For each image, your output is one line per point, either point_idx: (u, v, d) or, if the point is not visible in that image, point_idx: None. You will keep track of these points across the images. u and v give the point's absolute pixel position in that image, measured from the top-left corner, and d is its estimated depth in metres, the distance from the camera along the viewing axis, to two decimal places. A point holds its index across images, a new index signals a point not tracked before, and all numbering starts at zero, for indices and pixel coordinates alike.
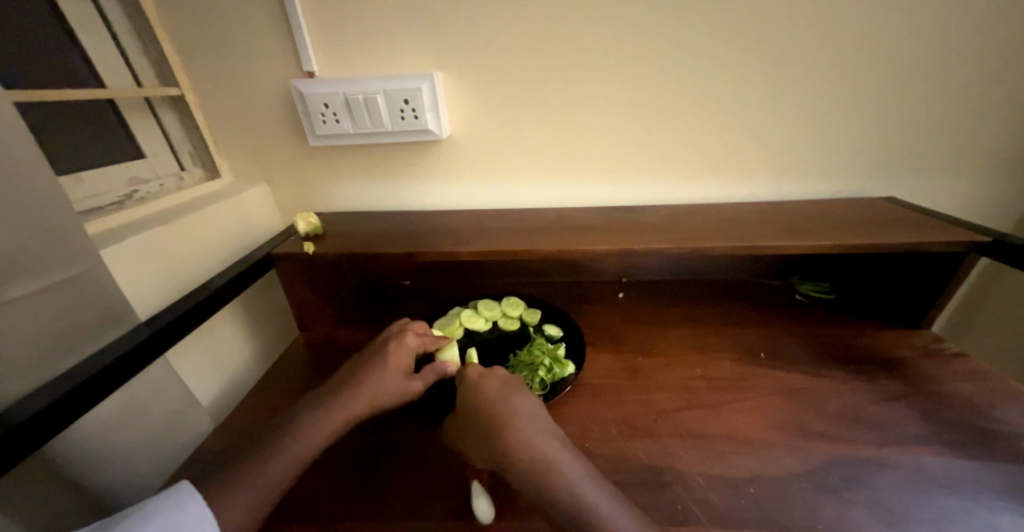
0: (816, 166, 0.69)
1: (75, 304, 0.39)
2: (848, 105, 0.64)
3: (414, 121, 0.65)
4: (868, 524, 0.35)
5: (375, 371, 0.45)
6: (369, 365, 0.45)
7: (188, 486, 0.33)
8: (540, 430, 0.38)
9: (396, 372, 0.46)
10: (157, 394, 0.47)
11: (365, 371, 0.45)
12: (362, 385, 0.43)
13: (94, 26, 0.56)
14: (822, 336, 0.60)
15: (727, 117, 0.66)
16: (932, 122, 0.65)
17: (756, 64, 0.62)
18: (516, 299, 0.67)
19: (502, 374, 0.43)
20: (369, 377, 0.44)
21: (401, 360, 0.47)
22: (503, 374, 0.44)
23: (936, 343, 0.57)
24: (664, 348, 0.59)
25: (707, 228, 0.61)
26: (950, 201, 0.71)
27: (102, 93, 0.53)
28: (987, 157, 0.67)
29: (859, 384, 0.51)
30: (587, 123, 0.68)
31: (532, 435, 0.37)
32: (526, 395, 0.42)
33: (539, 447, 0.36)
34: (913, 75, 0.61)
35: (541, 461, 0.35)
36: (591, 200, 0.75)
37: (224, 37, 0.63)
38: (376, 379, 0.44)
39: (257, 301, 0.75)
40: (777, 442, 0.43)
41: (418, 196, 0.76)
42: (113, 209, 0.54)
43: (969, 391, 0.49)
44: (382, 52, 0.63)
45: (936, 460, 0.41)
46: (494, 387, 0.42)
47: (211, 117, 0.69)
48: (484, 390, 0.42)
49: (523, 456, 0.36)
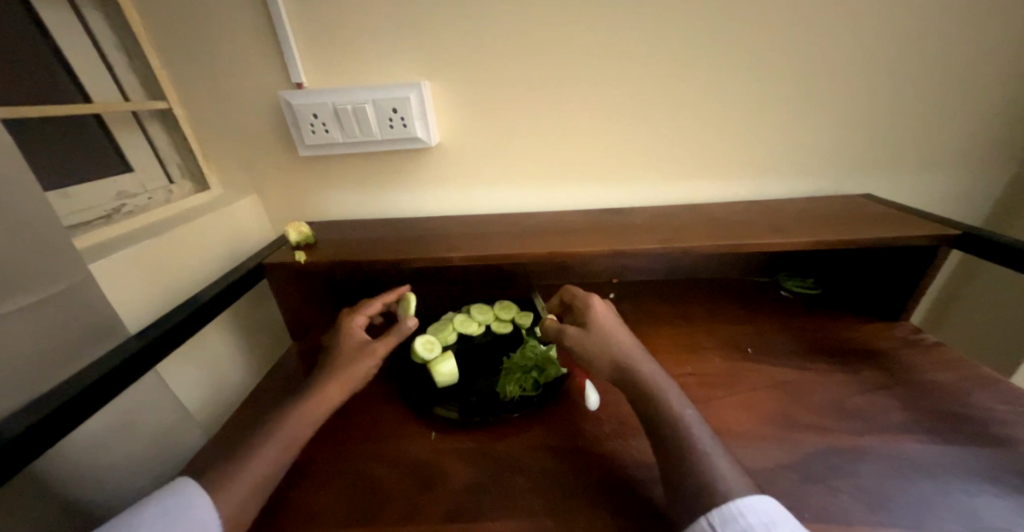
0: (796, 165, 0.71)
1: (68, 318, 0.39)
2: (824, 105, 0.66)
3: (403, 129, 0.66)
4: (853, 510, 0.36)
5: (341, 352, 0.48)
6: (334, 350, 0.49)
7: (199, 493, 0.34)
8: (648, 365, 0.43)
9: (357, 346, 0.49)
10: (150, 407, 0.47)
11: (334, 356, 0.48)
12: (337, 370, 0.46)
13: (80, 42, 0.56)
14: (807, 330, 0.61)
15: (708, 119, 0.68)
16: (903, 120, 0.67)
17: (735, 68, 0.64)
18: (508, 303, 0.68)
19: (615, 317, 0.48)
20: (339, 358, 0.48)
21: (355, 333, 0.51)
22: (615, 317, 0.49)
23: (916, 333, 0.59)
24: (655, 347, 0.60)
25: (692, 228, 0.63)
26: (922, 197, 0.74)
27: (90, 108, 0.53)
28: (956, 154, 0.70)
29: (843, 376, 0.52)
30: (574, 128, 0.69)
31: (647, 368, 0.43)
32: (630, 336, 0.47)
33: (651, 378, 0.42)
34: (883, 76, 0.64)
35: (658, 387, 0.41)
36: (580, 203, 0.76)
37: (212, 51, 0.63)
38: (344, 358, 0.48)
39: (249, 312, 0.75)
40: (765, 435, 0.45)
41: (407, 203, 0.77)
42: (101, 223, 0.54)
43: (948, 379, 0.51)
44: (369, 62, 0.64)
45: (916, 447, 0.42)
46: (608, 325, 0.47)
47: (199, 129, 0.69)
48: (604, 327, 0.47)
49: (644, 381, 0.41)
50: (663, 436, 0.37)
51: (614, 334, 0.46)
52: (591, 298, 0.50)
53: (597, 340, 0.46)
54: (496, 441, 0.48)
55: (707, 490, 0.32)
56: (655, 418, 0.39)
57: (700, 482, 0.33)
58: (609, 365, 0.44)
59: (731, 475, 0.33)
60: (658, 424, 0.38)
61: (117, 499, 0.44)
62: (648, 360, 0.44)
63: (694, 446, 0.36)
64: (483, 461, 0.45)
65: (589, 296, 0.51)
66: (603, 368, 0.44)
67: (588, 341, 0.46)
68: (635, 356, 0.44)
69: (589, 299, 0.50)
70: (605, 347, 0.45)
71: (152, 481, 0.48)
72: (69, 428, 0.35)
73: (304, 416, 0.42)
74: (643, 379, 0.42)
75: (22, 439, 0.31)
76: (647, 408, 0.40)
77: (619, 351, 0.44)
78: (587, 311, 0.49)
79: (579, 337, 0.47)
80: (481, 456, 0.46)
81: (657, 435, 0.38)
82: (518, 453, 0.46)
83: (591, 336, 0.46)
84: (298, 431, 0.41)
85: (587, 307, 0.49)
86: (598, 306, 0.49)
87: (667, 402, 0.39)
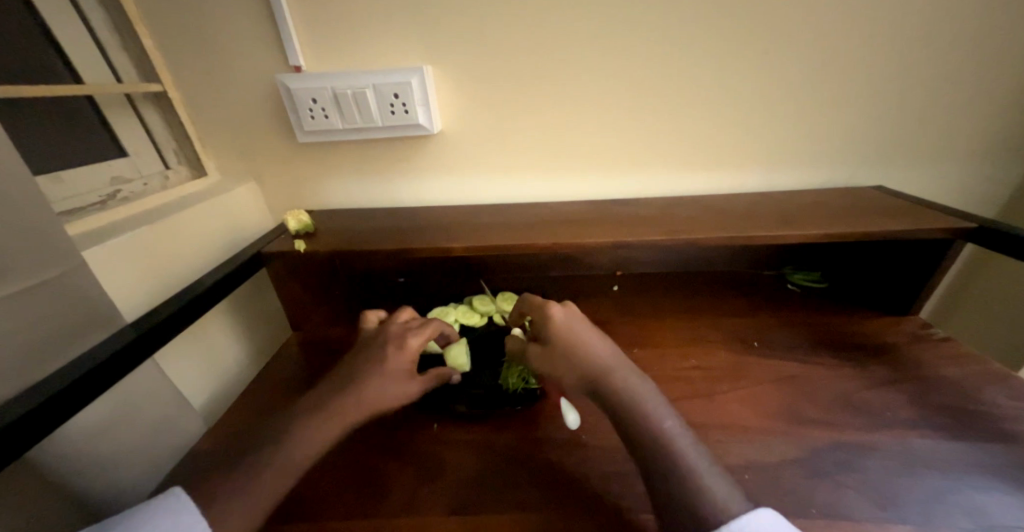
0: (805, 156, 0.70)
1: (59, 307, 0.38)
2: (836, 93, 0.65)
3: (404, 115, 0.64)
4: (861, 507, 0.36)
5: (379, 375, 0.43)
6: (371, 364, 0.44)
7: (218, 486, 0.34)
8: (631, 377, 0.39)
9: (399, 375, 0.44)
10: (148, 396, 0.46)
11: (369, 375, 0.43)
12: (367, 389, 0.42)
13: (71, 21, 0.54)
14: (815, 325, 0.60)
15: (716, 107, 0.66)
16: (917, 110, 0.65)
17: (746, 53, 0.62)
18: (512, 295, 0.66)
19: (583, 325, 0.43)
20: (375, 381, 0.42)
21: (404, 360, 0.45)
22: (585, 323, 0.43)
23: (924, 328, 0.58)
24: (660, 340, 0.59)
25: (699, 219, 0.62)
26: (935, 189, 0.72)
27: (82, 90, 0.51)
28: (969, 147, 0.68)
29: (851, 371, 0.51)
30: (579, 116, 0.67)
31: (626, 383, 0.39)
32: (603, 343, 0.42)
33: (629, 396, 0.38)
34: (899, 63, 0.62)
35: (638, 404, 0.37)
36: (584, 193, 0.75)
37: (208, 32, 0.61)
38: (379, 383, 0.43)
39: (248, 302, 0.74)
40: (773, 430, 0.44)
41: (408, 191, 0.75)
42: (95, 209, 0.53)
43: (955, 374, 0.50)
44: (369, 45, 0.62)
45: (923, 442, 0.42)
46: (574, 337, 0.42)
47: (195, 114, 0.67)
48: (570, 341, 0.41)
49: (619, 399, 0.38)
50: (648, 458, 0.35)
51: (587, 345, 0.41)
52: (547, 307, 0.44)
53: (563, 359, 0.41)
54: (499, 435, 0.47)
55: (702, 498, 0.31)
56: (635, 438, 0.36)
57: (692, 502, 0.31)
58: (578, 386, 0.40)
59: (727, 495, 0.32)
60: (638, 446, 0.36)
61: (116, 489, 0.43)
62: (626, 370, 0.40)
63: (681, 465, 0.33)
64: (485, 453, 0.45)
65: (551, 303, 0.44)
66: (571, 386, 0.41)
67: (553, 360, 0.42)
68: (610, 368, 0.40)
69: (545, 308, 0.44)
70: (573, 363, 0.41)
71: (152, 472, 0.47)
72: (65, 418, 0.34)
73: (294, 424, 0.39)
74: (616, 399, 0.38)
75: (11, 432, 0.30)
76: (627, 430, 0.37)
77: (587, 368, 0.40)
78: (545, 322, 0.44)
79: (540, 358, 0.43)
80: (483, 450, 0.45)
81: (640, 457, 0.35)
82: (522, 446, 0.45)
83: (555, 352, 0.42)
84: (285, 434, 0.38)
85: (545, 318, 0.44)
86: (556, 313, 0.43)
87: (648, 418, 0.36)
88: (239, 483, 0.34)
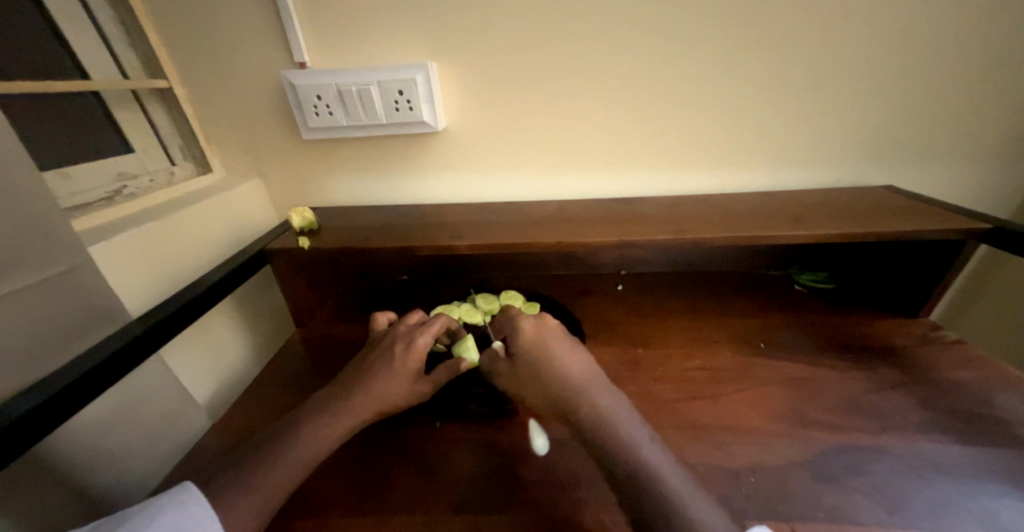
0: (814, 155, 0.69)
1: (66, 302, 0.38)
2: (846, 90, 0.63)
3: (409, 113, 0.64)
4: (870, 511, 0.35)
5: (384, 376, 0.44)
6: (376, 365, 0.45)
7: (218, 483, 0.33)
8: (604, 396, 0.38)
9: (406, 374, 0.44)
10: (153, 391, 0.46)
11: (374, 376, 0.44)
12: (373, 390, 0.43)
13: (78, 18, 0.54)
14: (823, 326, 0.60)
15: (723, 105, 0.65)
16: (930, 108, 0.64)
17: (753, 50, 0.61)
18: (515, 293, 0.66)
19: (556, 341, 0.43)
20: (379, 382, 0.43)
21: (409, 359, 0.45)
22: (558, 339, 0.43)
23: (936, 331, 0.57)
24: (664, 341, 0.58)
25: (706, 218, 0.61)
26: (948, 190, 0.71)
27: (88, 86, 0.51)
28: (985, 145, 0.67)
29: (859, 374, 0.51)
30: (585, 114, 0.67)
31: (597, 401, 0.38)
32: (576, 360, 0.41)
33: (602, 415, 0.37)
34: (911, 60, 0.61)
35: (610, 424, 0.36)
36: (589, 192, 0.74)
37: (213, 28, 0.61)
38: (384, 384, 0.43)
39: (253, 298, 0.75)
40: (779, 432, 0.43)
41: (412, 189, 0.75)
42: (102, 205, 0.53)
43: (967, 378, 0.49)
44: (373, 41, 0.62)
45: (933, 447, 0.41)
46: (544, 353, 0.41)
47: (201, 111, 0.68)
48: (538, 358, 0.41)
49: (589, 418, 0.36)
50: (623, 481, 0.33)
51: (557, 359, 0.41)
52: (519, 322, 0.44)
53: (531, 376, 0.41)
54: (501, 433, 0.47)
55: (680, 515, 0.30)
56: (609, 460, 0.34)
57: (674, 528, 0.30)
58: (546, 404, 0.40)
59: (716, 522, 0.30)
60: (612, 467, 0.34)
61: (122, 483, 0.43)
62: (597, 387, 0.39)
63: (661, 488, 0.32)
64: (488, 452, 0.44)
65: (525, 318, 0.44)
66: (539, 402, 0.40)
67: (521, 377, 0.42)
68: (580, 385, 0.39)
69: (517, 322, 0.44)
70: (541, 381, 0.40)
71: (157, 467, 0.47)
72: (70, 413, 0.34)
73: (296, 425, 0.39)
74: (589, 418, 0.37)
75: (16, 426, 0.30)
76: (599, 452, 0.35)
77: (557, 385, 0.39)
78: (515, 338, 0.43)
79: (511, 376, 0.43)
80: (485, 448, 0.45)
81: (614, 479, 0.33)
82: (525, 445, 0.45)
83: (523, 369, 0.41)
84: (287, 433, 0.38)
85: (515, 333, 0.44)
86: (527, 326, 0.44)
87: (619, 433, 0.35)
88: (241, 480, 0.34)
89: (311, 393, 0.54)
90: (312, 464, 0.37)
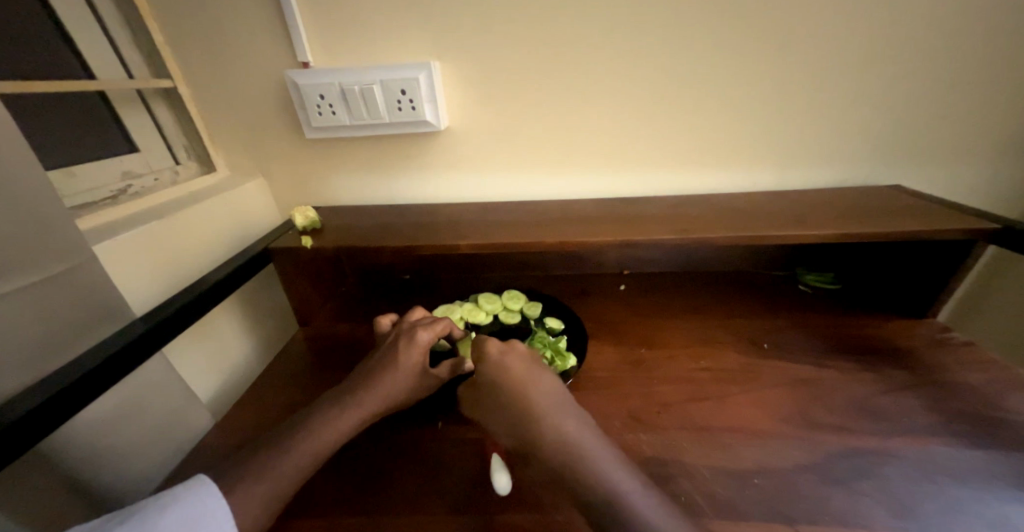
0: (819, 153, 0.68)
1: (71, 300, 0.38)
2: (852, 88, 0.63)
3: (411, 112, 0.64)
4: (876, 515, 0.35)
5: (385, 371, 0.44)
6: (380, 360, 0.45)
7: (211, 483, 0.33)
8: (570, 420, 0.36)
9: (408, 369, 0.44)
10: (156, 389, 0.46)
11: (376, 372, 0.44)
12: (374, 384, 0.43)
13: (83, 17, 0.55)
14: (829, 327, 0.59)
15: (727, 102, 0.65)
16: (938, 107, 0.63)
17: (757, 47, 0.61)
18: (517, 293, 0.65)
19: (523, 360, 0.41)
20: (381, 377, 0.43)
21: (412, 354, 0.45)
22: (525, 359, 0.42)
23: (944, 333, 0.56)
24: (668, 341, 0.58)
25: (709, 218, 0.61)
26: (955, 190, 0.70)
27: (93, 85, 0.52)
28: (995, 145, 0.66)
29: (866, 376, 0.50)
30: (587, 112, 0.67)
31: (560, 424, 0.36)
32: (543, 380, 0.40)
33: (567, 439, 0.35)
34: (919, 58, 0.60)
35: (580, 448, 0.34)
36: (590, 191, 0.74)
37: (217, 28, 0.62)
38: (386, 379, 0.43)
39: (256, 296, 0.75)
40: (785, 434, 0.43)
41: (415, 188, 0.75)
42: (106, 203, 0.54)
43: (977, 381, 0.48)
44: (376, 40, 0.62)
45: (942, 450, 0.40)
46: (508, 376, 0.40)
47: (205, 110, 0.68)
48: (503, 381, 0.39)
49: (554, 444, 0.35)
50: (596, 506, 0.31)
51: (523, 381, 0.39)
52: (483, 344, 0.42)
53: (495, 400, 0.39)
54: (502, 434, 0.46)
55: None
56: (578, 486, 0.33)
57: None
58: (508, 433, 0.38)
59: None
60: (580, 495, 0.32)
61: (124, 480, 0.43)
62: (563, 409, 0.37)
63: (633, 514, 0.30)
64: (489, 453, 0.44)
65: (491, 339, 0.43)
66: (503, 432, 0.38)
67: (485, 404, 0.40)
68: (544, 409, 0.37)
69: (482, 345, 0.42)
70: (504, 405, 0.38)
71: (161, 464, 0.47)
72: (73, 411, 0.34)
73: (288, 428, 0.39)
74: (554, 443, 0.35)
75: (16, 425, 0.30)
76: (567, 478, 0.33)
77: (519, 409, 0.37)
78: (479, 361, 0.42)
79: (477, 401, 0.41)
80: (486, 448, 0.44)
81: (585, 505, 0.32)
82: None
83: (488, 394, 0.40)
84: (278, 437, 0.38)
85: (480, 354, 0.42)
86: (492, 349, 0.41)
87: (593, 456, 0.34)
88: (241, 479, 0.34)
89: (313, 392, 0.54)
90: (313, 462, 0.37)
